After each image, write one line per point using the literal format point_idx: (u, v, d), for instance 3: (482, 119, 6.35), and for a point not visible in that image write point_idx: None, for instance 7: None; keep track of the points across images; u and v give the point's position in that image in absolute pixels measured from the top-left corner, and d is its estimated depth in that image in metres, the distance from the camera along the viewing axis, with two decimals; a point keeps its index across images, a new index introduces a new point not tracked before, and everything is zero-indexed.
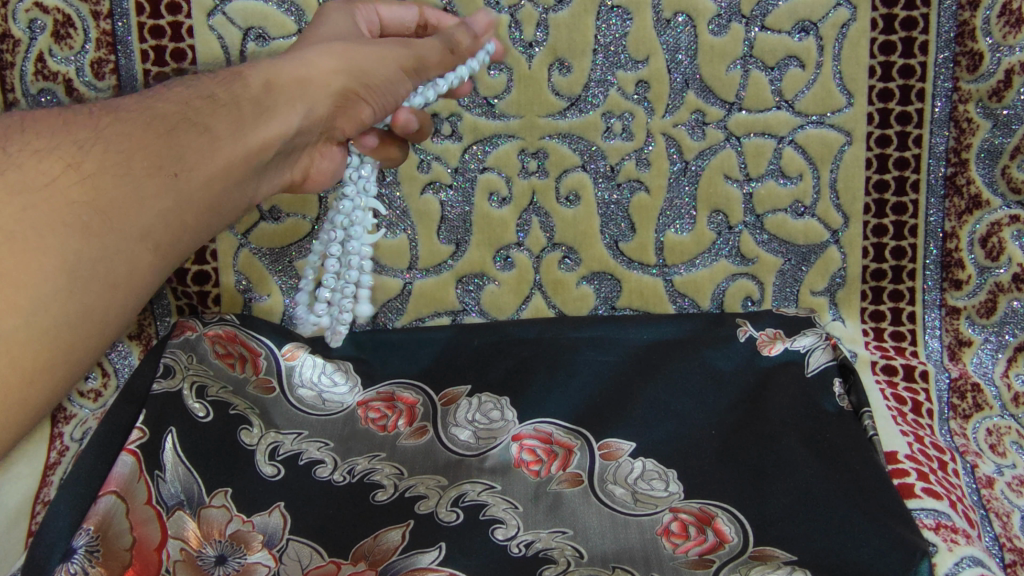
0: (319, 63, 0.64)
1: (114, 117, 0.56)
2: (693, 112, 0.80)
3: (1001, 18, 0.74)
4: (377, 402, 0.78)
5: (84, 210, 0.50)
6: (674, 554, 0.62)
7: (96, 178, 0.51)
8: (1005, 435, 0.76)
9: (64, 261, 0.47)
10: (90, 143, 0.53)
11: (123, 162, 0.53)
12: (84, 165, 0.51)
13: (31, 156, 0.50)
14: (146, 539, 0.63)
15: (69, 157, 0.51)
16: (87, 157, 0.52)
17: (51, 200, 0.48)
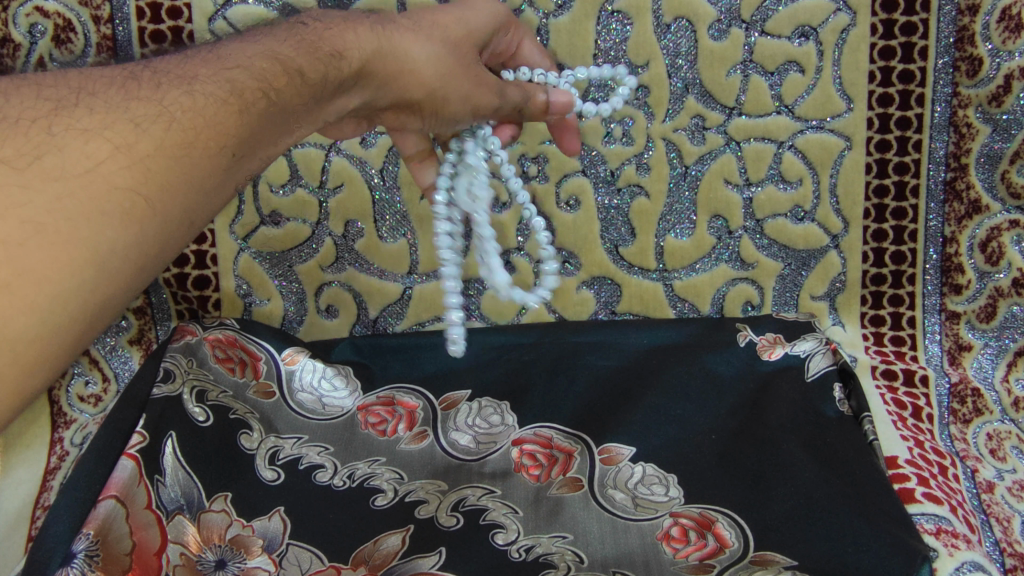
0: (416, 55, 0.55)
1: (183, 89, 0.45)
2: (693, 117, 0.80)
3: (1001, 23, 0.73)
4: (378, 407, 0.78)
5: (126, 199, 0.39)
6: (674, 559, 0.63)
7: (153, 162, 0.41)
8: (1005, 439, 0.76)
9: (89, 263, 0.37)
10: (149, 120, 0.42)
11: (186, 141, 0.43)
12: (138, 147, 0.41)
13: (78, 135, 0.39)
14: (146, 543, 0.63)
15: (120, 136, 0.40)
16: (144, 136, 0.41)
17: (94, 189, 0.38)
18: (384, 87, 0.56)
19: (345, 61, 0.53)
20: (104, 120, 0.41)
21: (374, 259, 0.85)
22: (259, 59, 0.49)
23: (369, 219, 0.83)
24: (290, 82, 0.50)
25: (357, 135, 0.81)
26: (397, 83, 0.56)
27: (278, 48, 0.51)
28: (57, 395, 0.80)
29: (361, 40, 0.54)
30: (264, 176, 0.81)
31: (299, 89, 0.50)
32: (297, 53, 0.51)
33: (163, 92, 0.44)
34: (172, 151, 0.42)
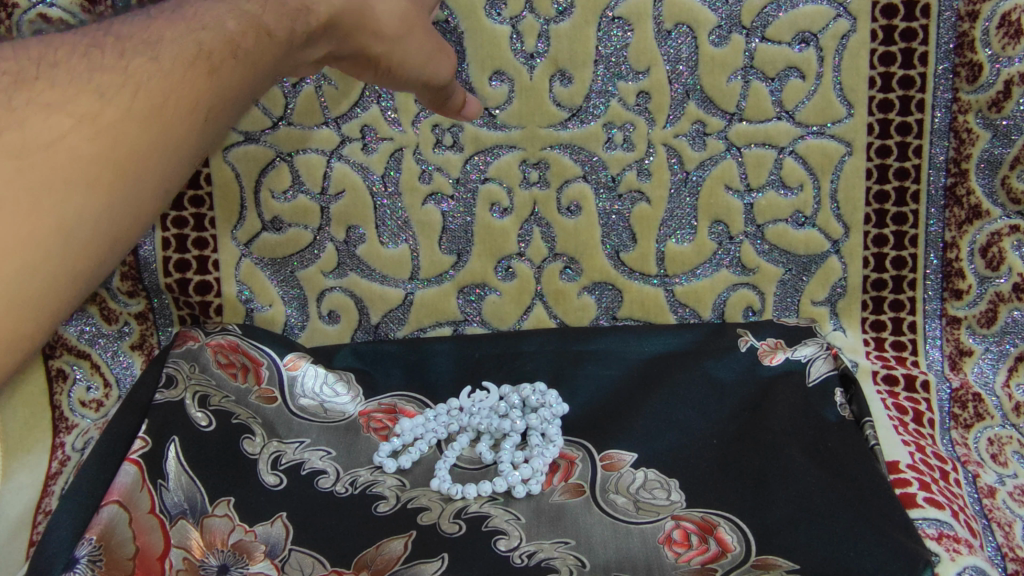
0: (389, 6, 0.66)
1: (149, 55, 0.52)
2: (694, 123, 0.80)
3: (1000, 29, 0.74)
4: (380, 413, 0.78)
5: (95, 166, 0.48)
6: (676, 563, 0.62)
7: (119, 129, 0.49)
8: (1007, 444, 0.75)
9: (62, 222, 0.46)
10: (117, 90, 0.50)
11: (153, 108, 0.51)
12: (102, 117, 0.48)
13: (41, 111, 0.47)
14: (148, 548, 0.63)
15: (88, 111, 0.48)
16: (109, 105, 0.49)
17: (58, 160, 0.46)
18: (341, 41, 0.65)
19: (311, 14, 0.61)
20: (73, 93, 0.48)
21: (375, 265, 0.85)
22: (229, 17, 0.56)
23: (370, 225, 0.84)
24: (257, 36, 0.57)
25: (359, 142, 0.81)
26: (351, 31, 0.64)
27: (245, 4, 0.58)
28: (59, 400, 0.79)
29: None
30: (266, 182, 0.82)
31: (265, 44, 0.58)
32: (264, 12, 0.58)
33: (129, 60, 0.51)
34: (140, 117, 0.50)
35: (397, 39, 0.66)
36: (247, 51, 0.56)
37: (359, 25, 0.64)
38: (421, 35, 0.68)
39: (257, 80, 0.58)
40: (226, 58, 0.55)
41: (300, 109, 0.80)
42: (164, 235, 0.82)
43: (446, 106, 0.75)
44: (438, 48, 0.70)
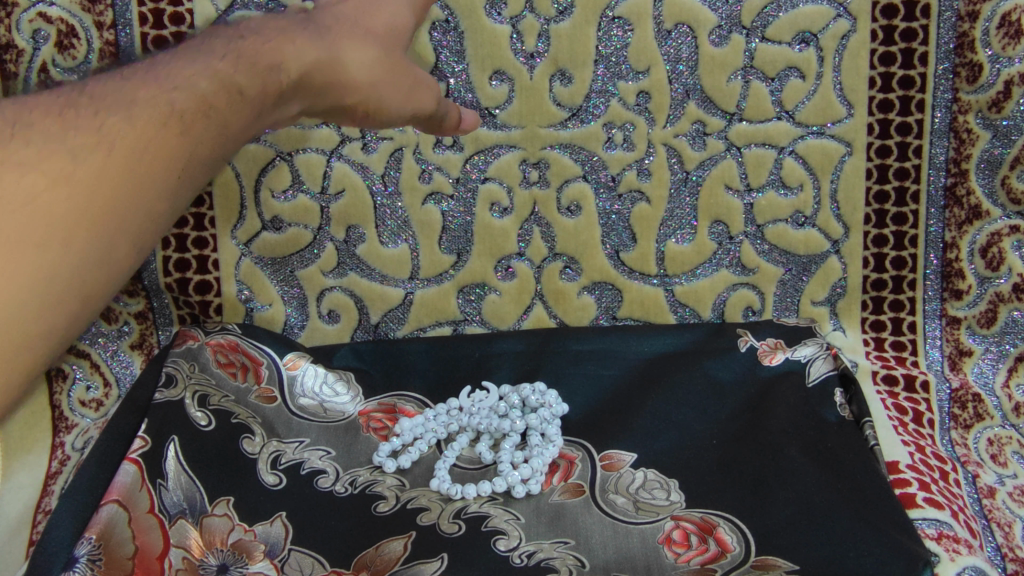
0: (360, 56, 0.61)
1: (123, 113, 0.52)
2: (694, 123, 0.80)
3: (1000, 29, 0.74)
4: (380, 413, 0.78)
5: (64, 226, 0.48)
6: (676, 563, 0.62)
7: (89, 189, 0.49)
8: (1006, 444, 0.75)
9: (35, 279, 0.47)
10: (87, 151, 0.50)
11: (125, 168, 0.51)
12: (73, 176, 0.49)
13: (13, 170, 0.47)
14: (148, 547, 0.63)
15: (59, 170, 0.48)
16: (81, 165, 0.49)
17: (27, 222, 0.46)
18: (315, 96, 0.61)
19: (284, 72, 0.58)
20: (44, 151, 0.48)
21: (375, 264, 0.85)
22: (201, 77, 0.55)
23: (370, 224, 0.84)
24: (228, 96, 0.56)
25: (358, 141, 0.81)
26: (327, 86, 0.61)
27: (217, 61, 0.56)
28: (59, 400, 0.79)
29: (299, 53, 0.59)
30: (266, 181, 0.82)
31: (237, 104, 0.56)
32: (236, 71, 0.56)
33: (102, 120, 0.51)
34: (111, 177, 0.50)
35: (372, 86, 0.63)
36: (218, 112, 0.55)
37: (338, 82, 0.61)
38: (403, 79, 0.65)
39: (233, 137, 0.57)
40: (197, 117, 0.54)
41: None
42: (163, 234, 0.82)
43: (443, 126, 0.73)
44: (417, 82, 0.66)
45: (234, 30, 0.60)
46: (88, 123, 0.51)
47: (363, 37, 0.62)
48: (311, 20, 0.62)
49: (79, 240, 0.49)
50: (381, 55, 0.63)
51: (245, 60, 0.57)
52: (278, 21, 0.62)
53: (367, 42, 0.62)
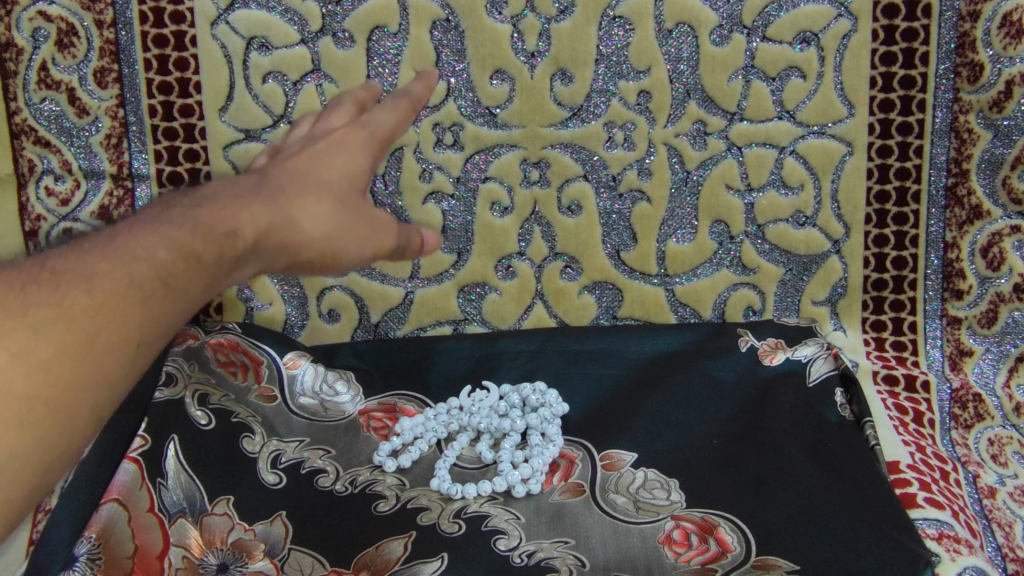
0: (314, 212, 0.57)
1: (83, 286, 0.42)
2: (695, 123, 0.80)
3: (1002, 29, 0.74)
4: (380, 413, 0.78)
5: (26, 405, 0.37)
6: (676, 563, 0.62)
7: (51, 366, 0.39)
8: (1007, 445, 0.76)
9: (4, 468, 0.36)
10: (48, 323, 0.40)
11: (91, 339, 0.41)
12: (36, 352, 0.39)
13: None
14: (148, 546, 0.62)
15: (17, 342, 0.38)
16: (41, 340, 0.39)
17: None
18: (273, 255, 0.56)
19: (240, 237, 0.52)
20: (1, 328, 0.38)
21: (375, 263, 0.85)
22: (158, 247, 0.47)
23: None
24: (188, 267, 0.47)
25: None
26: (285, 247, 0.56)
27: (174, 230, 0.48)
28: None
29: (255, 216, 0.53)
30: None
31: (196, 273, 0.48)
32: (194, 238, 0.49)
33: (60, 291, 0.41)
34: (74, 349, 0.40)
35: (330, 239, 0.58)
36: (179, 281, 0.46)
37: (298, 239, 0.56)
38: (363, 221, 0.61)
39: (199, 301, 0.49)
40: (155, 287, 0.45)
41: (300, 107, 0.80)
42: None
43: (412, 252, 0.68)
44: (376, 224, 0.62)
45: (187, 196, 0.53)
46: (45, 296, 0.41)
47: (317, 191, 0.58)
48: (264, 180, 0.57)
49: (47, 426, 0.38)
50: (338, 204, 0.59)
51: (203, 229, 0.50)
52: (233, 183, 0.56)
53: (321, 194, 0.58)
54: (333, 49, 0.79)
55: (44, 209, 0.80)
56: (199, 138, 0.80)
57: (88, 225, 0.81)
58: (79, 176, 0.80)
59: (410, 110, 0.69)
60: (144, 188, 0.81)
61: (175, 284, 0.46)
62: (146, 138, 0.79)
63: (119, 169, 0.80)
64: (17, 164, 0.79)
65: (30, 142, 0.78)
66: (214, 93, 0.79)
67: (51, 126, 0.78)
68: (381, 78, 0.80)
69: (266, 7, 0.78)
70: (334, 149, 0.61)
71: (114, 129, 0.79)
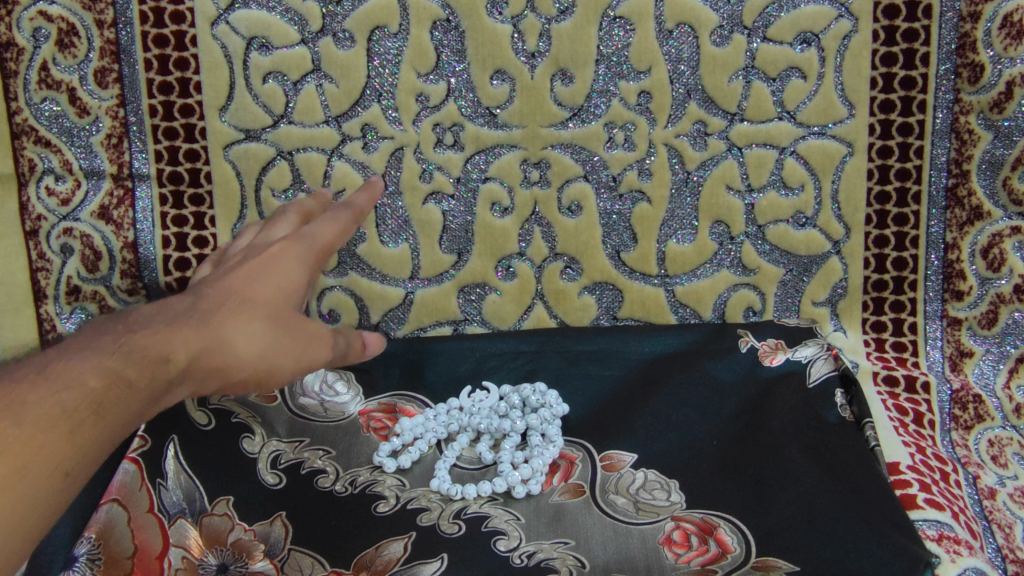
0: (250, 331, 0.58)
1: (12, 418, 0.45)
2: (696, 123, 0.80)
3: (1002, 30, 0.74)
4: (380, 413, 0.78)
5: None
6: (676, 564, 0.62)
7: None
8: (1007, 446, 0.76)
9: None
10: None
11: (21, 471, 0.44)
12: None
13: None
14: (147, 546, 0.63)
15: None
16: None
17: None
18: (205, 380, 0.56)
19: (172, 362, 0.53)
20: None
21: (376, 264, 0.85)
22: (90, 374, 0.50)
23: (370, 224, 0.84)
24: (117, 394, 0.50)
25: (359, 141, 0.81)
26: (218, 371, 0.57)
27: (106, 357, 0.51)
28: None
29: (187, 339, 0.54)
30: (266, 180, 0.82)
31: (126, 399, 0.51)
32: (127, 364, 0.51)
33: None
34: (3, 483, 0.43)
35: (263, 358, 0.59)
36: (111, 407, 0.50)
37: (229, 361, 0.57)
38: (302, 334, 0.62)
39: (130, 422, 0.52)
40: (86, 415, 0.48)
41: (300, 108, 0.80)
42: (164, 233, 0.82)
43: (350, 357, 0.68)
44: (313, 336, 0.63)
45: (121, 322, 0.55)
46: None
47: (250, 310, 0.59)
48: (196, 303, 0.59)
49: None
50: (272, 321, 0.60)
51: (135, 355, 0.52)
52: (163, 307, 0.58)
53: (255, 313, 0.59)
54: (333, 49, 0.79)
55: (44, 208, 0.80)
56: (199, 138, 0.80)
57: (88, 225, 0.81)
58: (79, 175, 0.80)
59: (349, 223, 0.76)
60: (144, 187, 0.81)
61: (109, 413, 0.49)
62: (146, 138, 0.79)
63: (120, 169, 0.80)
64: (18, 164, 0.79)
65: (30, 142, 0.78)
66: (215, 93, 0.79)
67: (52, 126, 0.78)
68: (381, 78, 0.80)
69: (267, 7, 0.78)
70: (272, 264, 0.66)
71: (114, 129, 0.79)
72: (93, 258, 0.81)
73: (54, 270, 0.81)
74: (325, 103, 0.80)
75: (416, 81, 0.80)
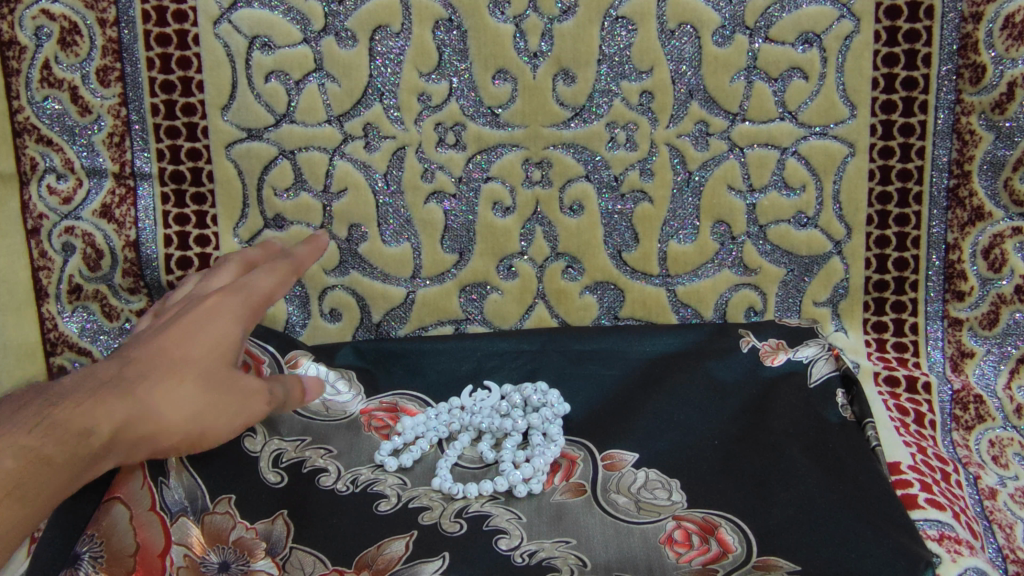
0: (179, 398, 0.56)
1: None
2: (697, 123, 0.80)
3: (1004, 31, 0.74)
4: (382, 412, 0.78)
5: None
6: (678, 563, 0.61)
7: None
8: (1008, 446, 0.76)
9: None
10: None
11: None
12: None
13: None
14: (149, 543, 0.62)
15: None
16: None
17: None
18: (131, 450, 0.55)
19: (95, 436, 0.52)
20: None
21: (378, 263, 0.85)
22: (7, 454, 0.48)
23: (372, 224, 0.84)
24: (35, 474, 0.49)
25: (361, 140, 0.81)
26: (148, 437, 0.55)
27: (23, 434, 0.49)
28: None
29: (111, 411, 0.53)
30: (269, 179, 0.82)
31: (45, 478, 0.49)
32: (45, 441, 0.50)
33: None
34: None
35: (195, 421, 0.57)
36: (29, 488, 0.48)
37: (159, 429, 0.55)
38: (236, 391, 0.59)
39: (54, 499, 0.50)
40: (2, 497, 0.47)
41: (302, 107, 0.80)
42: (166, 232, 0.82)
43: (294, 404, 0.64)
44: (247, 393, 0.60)
45: (41, 394, 0.53)
46: None
47: (180, 373, 0.56)
48: (122, 368, 0.56)
49: None
50: (203, 383, 0.57)
51: (56, 430, 0.50)
52: (90, 374, 0.55)
53: (185, 375, 0.56)
54: (336, 48, 0.79)
55: (46, 207, 0.80)
56: (200, 137, 0.80)
57: (90, 224, 0.81)
58: (81, 174, 0.80)
59: (289, 275, 0.69)
60: (146, 186, 0.81)
61: (28, 494, 0.48)
62: (148, 137, 0.80)
63: (121, 167, 0.80)
64: (19, 162, 0.79)
65: (32, 141, 0.78)
66: (217, 91, 0.79)
67: (54, 125, 0.78)
68: (383, 78, 0.80)
69: (269, 6, 0.78)
70: (210, 317, 0.60)
71: (117, 128, 0.79)
72: (95, 257, 0.81)
73: (56, 269, 0.81)
74: (327, 102, 0.80)
75: (418, 81, 0.80)
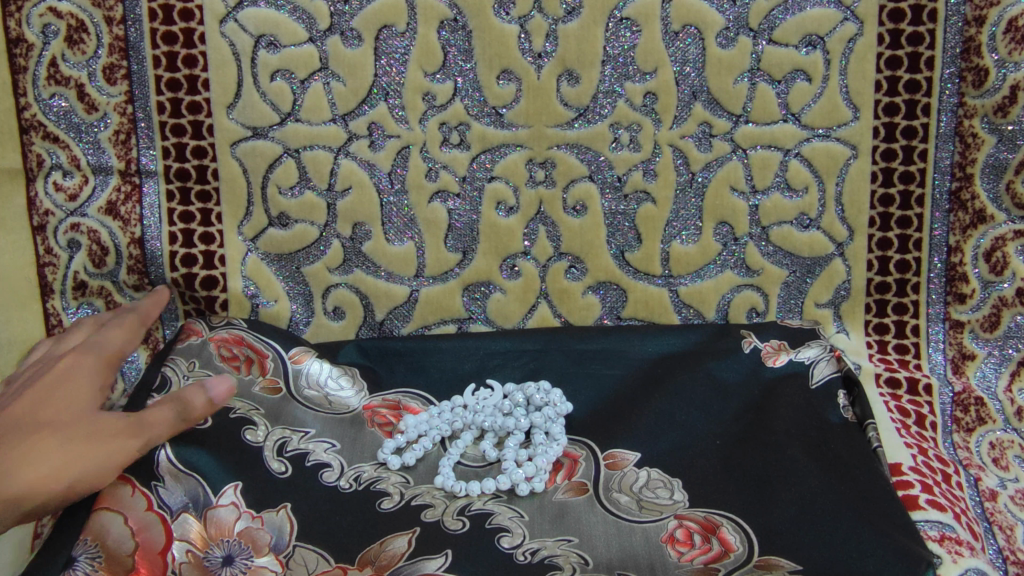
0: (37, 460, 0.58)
1: None
2: (701, 124, 0.81)
3: (1007, 35, 0.75)
4: (384, 409, 0.78)
5: None
6: (679, 562, 0.61)
7: None
8: (1008, 449, 0.75)
9: None
10: None
11: None
12: None
13: None
14: (150, 543, 0.62)
15: None
16: None
17: None
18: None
19: None
20: None
21: (382, 262, 0.85)
22: None
23: (376, 222, 0.84)
24: None
25: (366, 139, 0.82)
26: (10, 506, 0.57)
27: None
28: None
29: None
30: (273, 178, 0.82)
31: None
32: None
33: None
34: None
35: (60, 473, 0.58)
36: None
37: (25, 489, 0.57)
38: (99, 434, 0.61)
39: None
40: None
41: (308, 105, 0.80)
42: (171, 230, 0.82)
43: (192, 417, 0.65)
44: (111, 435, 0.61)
45: None
46: None
47: (40, 436, 0.60)
48: None
49: None
50: (64, 438, 0.60)
51: None
52: None
53: (49, 434, 0.60)
54: (341, 48, 0.79)
55: (51, 204, 0.80)
56: (206, 135, 0.80)
57: (96, 221, 0.81)
58: (87, 171, 0.80)
59: (137, 326, 0.76)
60: (152, 184, 0.81)
61: None
62: (154, 135, 0.80)
63: (127, 165, 0.80)
64: (26, 160, 0.79)
65: (38, 138, 0.79)
66: (223, 90, 0.79)
67: (60, 122, 0.78)
68: (388, 77, 0.80)
69: (275, 5, 0.78)
70: (62, 377, 0.65)
71: (122, 125, 0.79)
72: (101, 253, 0.82)
73: (61, 265, 0.81)
74: (332, 101, 0.80)
75: (424, 80, 0.80)
